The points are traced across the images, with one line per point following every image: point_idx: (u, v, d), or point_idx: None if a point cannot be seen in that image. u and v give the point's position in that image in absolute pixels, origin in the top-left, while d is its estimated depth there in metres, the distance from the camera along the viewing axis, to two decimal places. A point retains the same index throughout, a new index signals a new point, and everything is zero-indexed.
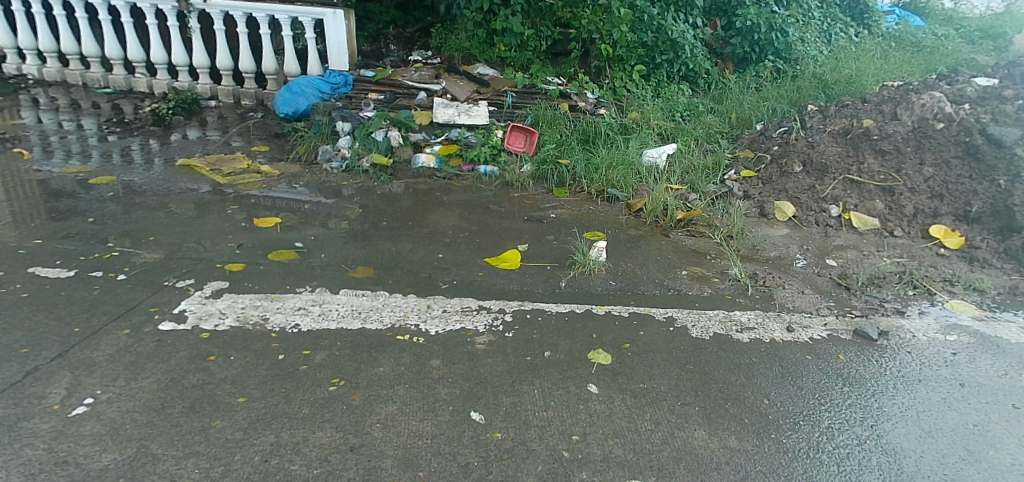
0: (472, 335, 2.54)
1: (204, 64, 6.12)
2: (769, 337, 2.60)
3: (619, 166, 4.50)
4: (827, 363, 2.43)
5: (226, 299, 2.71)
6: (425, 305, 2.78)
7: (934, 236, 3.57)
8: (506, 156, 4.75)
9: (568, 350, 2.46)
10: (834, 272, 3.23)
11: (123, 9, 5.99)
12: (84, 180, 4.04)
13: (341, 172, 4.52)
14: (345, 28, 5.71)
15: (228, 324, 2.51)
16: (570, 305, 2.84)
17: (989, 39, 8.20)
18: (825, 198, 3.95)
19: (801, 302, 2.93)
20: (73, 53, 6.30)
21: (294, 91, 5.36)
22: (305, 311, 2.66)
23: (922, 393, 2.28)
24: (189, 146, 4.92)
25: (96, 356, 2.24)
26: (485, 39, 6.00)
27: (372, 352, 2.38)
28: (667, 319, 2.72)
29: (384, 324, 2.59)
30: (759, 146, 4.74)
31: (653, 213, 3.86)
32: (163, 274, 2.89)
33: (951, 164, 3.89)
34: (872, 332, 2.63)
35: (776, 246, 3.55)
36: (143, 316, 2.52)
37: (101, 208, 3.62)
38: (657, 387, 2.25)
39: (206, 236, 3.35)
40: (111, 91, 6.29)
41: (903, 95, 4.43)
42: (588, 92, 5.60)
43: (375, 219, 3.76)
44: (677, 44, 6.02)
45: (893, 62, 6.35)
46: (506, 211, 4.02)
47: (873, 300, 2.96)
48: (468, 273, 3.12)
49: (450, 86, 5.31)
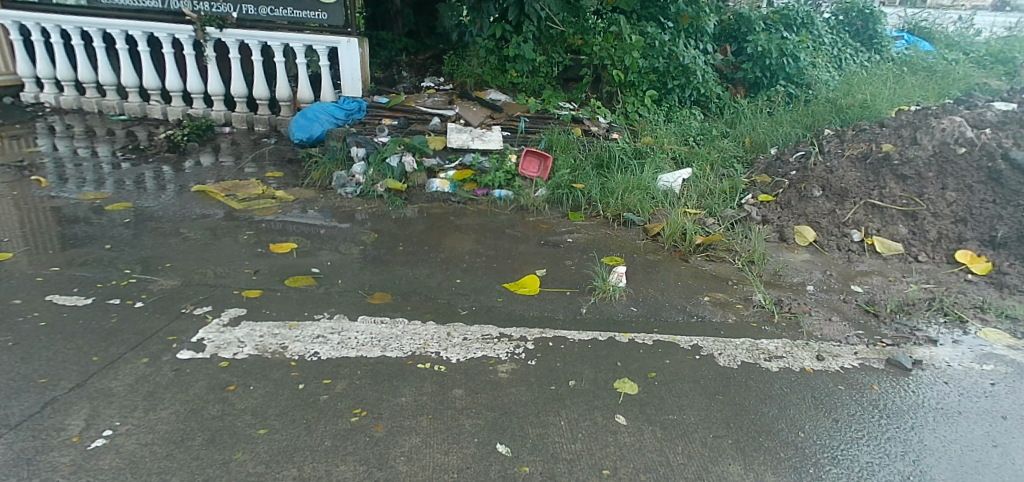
0: (494, 363, 2.49)
1: (218, 92, 6.21)
2: (798, 366, 2.53)
3: (635, 190, 4.47)
4: (861, 394, 2.35)
5: (244, 327, 2.67)
6: (444, 333, 2.73)
7: (960, 262, 3.49)
8: (521, 181, 4.71)
9: (593, 379, 2.41)
10: (860, 298, 3.15)
11: (141, 39, 6.09)
12: (100, 207, 4.05)
13: (356, 197, 4.53)
14: (359, 55, 5.78)
15: (246, 353, 2.47)
16: (593, 332, 2.78)
17: (999, 64, 8.24)
18: (846, 223, 3.90)
19: (829, 330, 2.84)
20: (89, 82, 6.39)
21: (308, 117, 5.39)
22: (324, 339, 2.62)
23: (963, 427, 2.20)
24: (204, 172, 4.94)
25: (113, 386, 2.20)
26: (498, 65, 6.05)
27: (393, 382, 2.33)
28: (692, 347, 2.66)
29: (404, 352, 2.55)
30: (776, 170, 4.67)
31: (672, 238, 3.82)
32: (179, 302, 2.86)
33: (974, 188, 3.84)
34: (905, 361, 2.55)
35: (799, 272, 3.49)
36: (160, 344, 2.49)
37: (117, 234, 3.62)
38: (687, 418, 2.19)
39: (223, 263, 3.33)
40: (126, 119, 6.38)
41: (922, 120, 4.42)
42: (600, 116, 5.63)
43: (391, 244, 3.74)
44: (688, 70, 6.10)
45: (906, 87, 6.34)
46: (522, 236, 3.99)
47: (903, 328, 2.86)
48: (487, 299, 3.08)
49: (464, 112, 5.38)
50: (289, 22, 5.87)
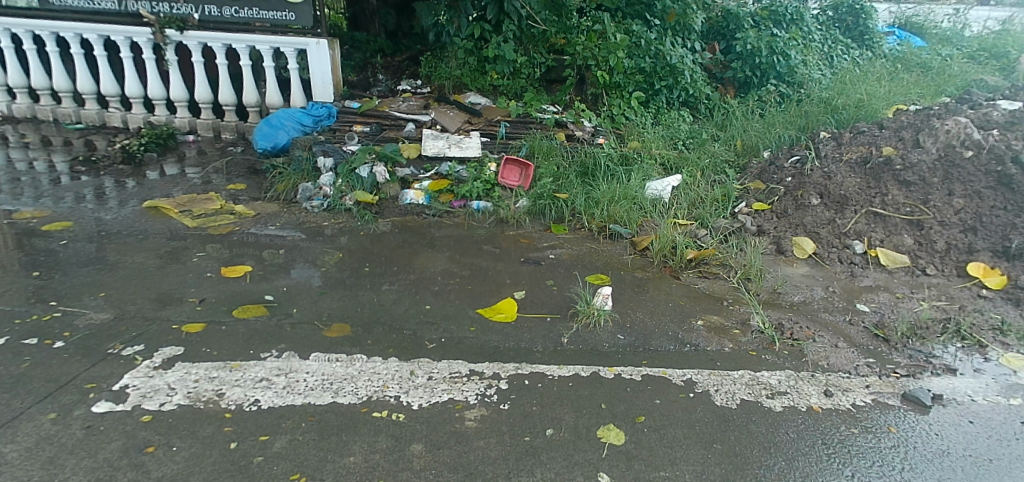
0: (461, 409, 2.18)
1: (181, 98, 5.85)
2: (805, 405, 2.24)
3: (622, 200, 4.17)
4: (879, 439, 2.07)
5: (178, 370, 2.35)
6: (407, 371, 2.42)
7: (973, 275, 3.23)
8: (500, 191, 4.41)
9: (575, 426, 2.10)
10: (868, 320, 2.86)
11: (97, 42, 5.72)
12: (36, 227, 3.70)
13: (323, 211, 4.20)
14: (329, 58, 5.48)
15: (175, 403, 2.15)
16: (574, 367, 2.47)
17: (993, 59, 8.04)
18: (847, 233, 3.63)
19: (836, 359, 2.55)
20: (43, 88, 6.02)
21: (273, 124, 5.06)
22: (268, 383, 2.30)
23: (998, 478, 1.91)
24: (160, 185, 4.59)
25: (7, 452, 1.87)
26: (477, 66, 5.74)
27: (342, 436, 2.02)
28: (686, 384, 2.36)
29: (358, 397, 2.23)
30: (771, 176, 4.39)
31: (661, 253, 3.54)
32: (106, 339, 2.53)
33: (983, 194, 3.58)
34: (924, 396, 2.27)
35: (800, 288, 3.21)
36: (75, 395, 2.16)
37: (50, 259, 3.28)
38: (682, 476, 1.89)
39: (165, 291, 3.00)
40: (84, 127, 6.00)
41: (924, 121, 4.14)
42: (585, 120, 5.32)
43: (356, 265, 3.42)
44: (676, 70, 5.83)
45: (902, 84, 6.11)
46: (500, 252, 3.68)
47: (918, 355, 2.58)
48: (458, 329, 2.77)
49: (440, 117, 5.07)
50: (268, 24, 5.51)
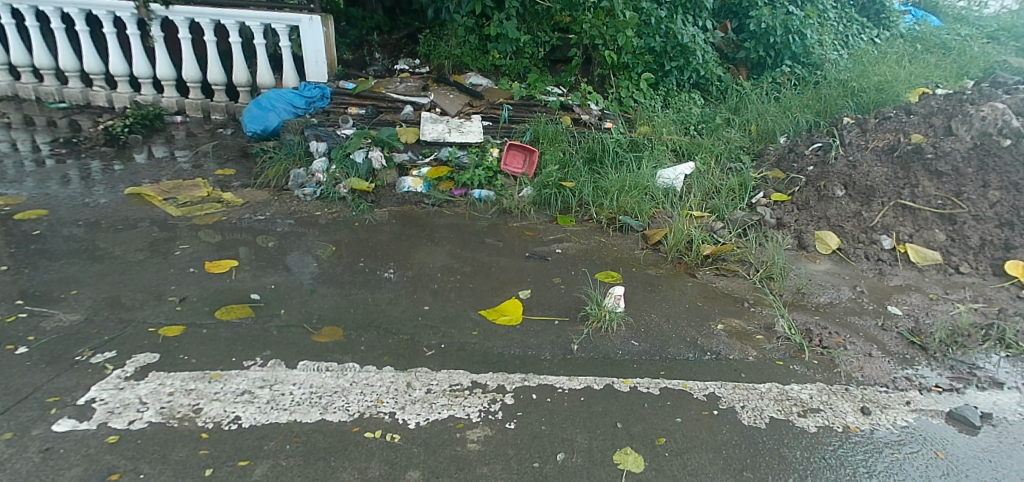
0: (463, 428, 1.98)
1: (168, 76, 5.56)
2: (841, 424, 2.04)
3: (632, 190, 3.94)
4: (927, 467, 1.87)
5: (151, 381, 2.14)
6: (403, 383, 2.21)
7: (1012, 275, 3.00)
8: (503, 179, 4.17)
9: (589, 450, 1.90)
10: (903, 325, 2.64)
11: (78, 17, 5.42)
12: (8, 215, 3.46)
13: (315, 199, 3.96)
14: (323, 35, 5.16)
15: (145, 421, 1.94)
16: (586, 378, 2.26)
17: (1014, 39, 7.71)
18: (874, 227, 3.40)
19: (871, 371, 2.34)
20: (24, 66, 5.73)
21: (263, 106, 4.78)
22: (250, 397, 2.09)
23: None
24: (143, 169, 4.34)
25: None
26: (478, 45, 5.48)
27: (330, 461, 1.82)
28: (709, 399, 2.15)
29: (349, 414, 2.03)
30: (790, 165, 4.14)
31: (675, 248, 3.31)
32: (73, 345, 2.32)
33: (1021, 187, 3.35)
34: (972, 416, 2.07)
35: (825, 288, 2.99)
36: (35, 411, 1.95)
37: (21, 251, 3.05)
38: None
39: (142, 288, 2.78)
40: (67, 106, 5.72)
41: (957, 107, 3.87)
42: (592, 103, 5.04)
43: (350, 260, 3.19)
44: (687, 49, 5.54)
45: (923, 66, 5.82)
46: (504, 246, 3.45)
47: (959, 366, 2.38)
48: (459, 334, 2.55)
49: (440, 100, 4.78)
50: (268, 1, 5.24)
